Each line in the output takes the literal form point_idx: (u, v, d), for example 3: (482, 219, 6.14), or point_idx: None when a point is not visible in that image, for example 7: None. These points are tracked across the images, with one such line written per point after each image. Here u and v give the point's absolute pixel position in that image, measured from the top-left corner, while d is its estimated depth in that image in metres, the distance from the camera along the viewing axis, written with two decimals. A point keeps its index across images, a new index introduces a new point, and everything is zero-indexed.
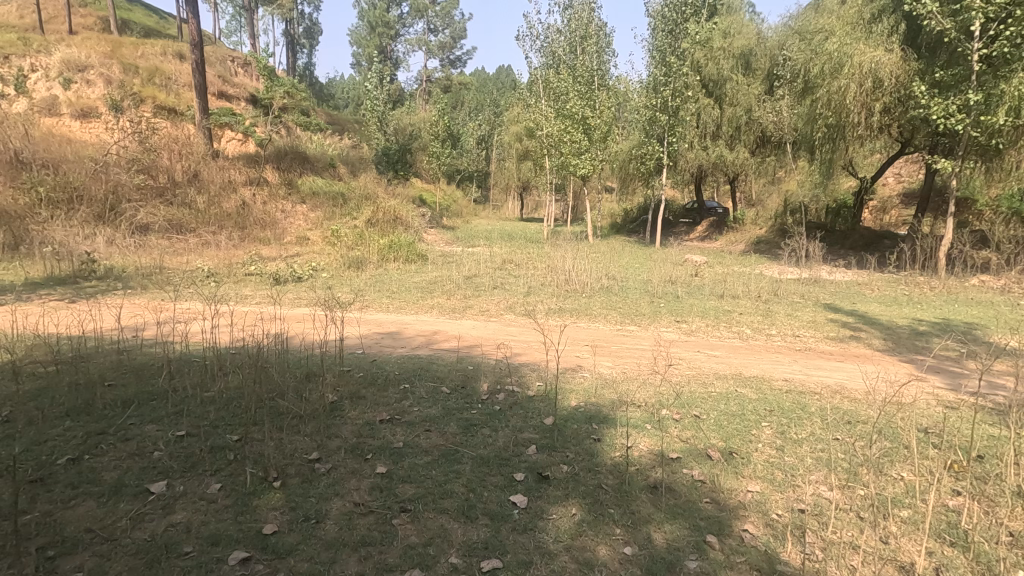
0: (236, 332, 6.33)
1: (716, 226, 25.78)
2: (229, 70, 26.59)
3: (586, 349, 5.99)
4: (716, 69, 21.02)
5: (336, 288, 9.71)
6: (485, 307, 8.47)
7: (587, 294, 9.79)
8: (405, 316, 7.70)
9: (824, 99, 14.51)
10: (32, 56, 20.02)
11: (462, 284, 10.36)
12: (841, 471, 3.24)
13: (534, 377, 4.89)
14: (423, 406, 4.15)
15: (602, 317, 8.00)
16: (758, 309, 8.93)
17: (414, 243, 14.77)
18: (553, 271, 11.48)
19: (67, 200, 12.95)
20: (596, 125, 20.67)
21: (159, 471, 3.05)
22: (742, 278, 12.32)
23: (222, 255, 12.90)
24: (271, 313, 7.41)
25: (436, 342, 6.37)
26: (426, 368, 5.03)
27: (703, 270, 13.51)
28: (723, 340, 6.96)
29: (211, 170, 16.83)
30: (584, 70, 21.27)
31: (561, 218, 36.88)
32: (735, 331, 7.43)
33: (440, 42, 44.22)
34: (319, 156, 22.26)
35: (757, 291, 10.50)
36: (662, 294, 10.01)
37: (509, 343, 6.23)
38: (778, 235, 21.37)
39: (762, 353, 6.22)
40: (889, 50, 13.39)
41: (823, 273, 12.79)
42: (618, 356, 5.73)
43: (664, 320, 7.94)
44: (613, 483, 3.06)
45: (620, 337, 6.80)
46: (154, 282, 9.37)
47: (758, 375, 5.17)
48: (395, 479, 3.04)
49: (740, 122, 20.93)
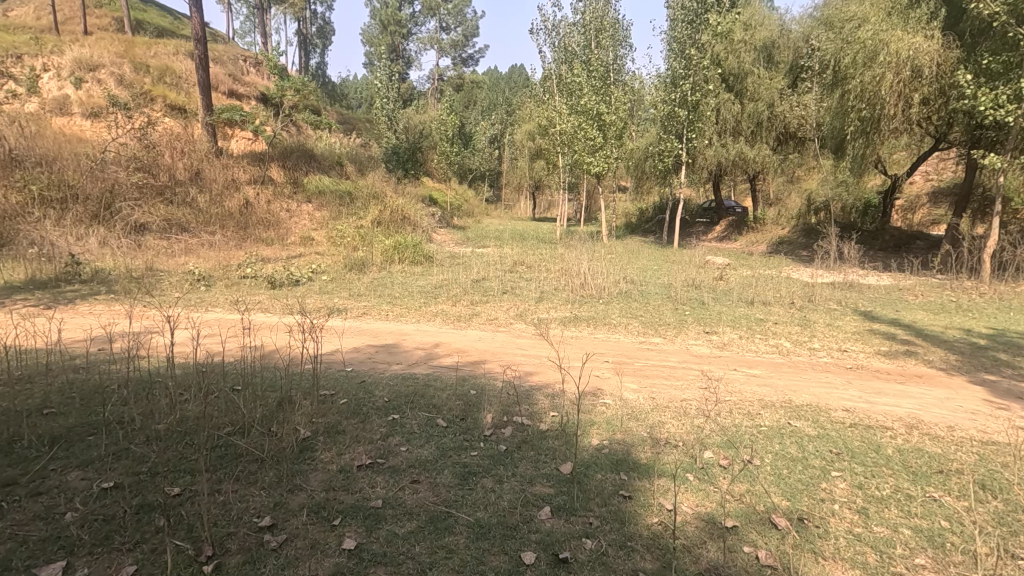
0: (208, 347, 5.73)
1: (735, 225, 24.87)
2: (239, 69, 26.12)
3: (607, 369, 5.28)
4: (737, 62, 20.17)
5: (335, 292, 9.06)
6: (494, 315, 7.79)
7: (605, 300, 9.06)
8: (405, 325, 7.04)
9: (856, 91, 13.58)
10: (42, 55, 19.57)
11: (470, 288, 9.65)
12: (954, 553, 2.48)
13: (547, 405, 4.15)
14: (413, 445, 3.43)
15: (622, 327, 7.27)
16: (793, 318, 8.12)
17: (422, 243, 14.13)
18: (568, 275, 10.77)
19: (61, 199, 12.45)
20: (611, 121, 19.83)
21: (60, 545, 2.37)
22: (770, 282, 11.49)
23: (221, 256, 12.35)
24: (250, 324, 6.80)
25: (436, 357, 5.66)
26: (422, 392, 4.31)
27: (728, 273, 12.67)
28: (756, 354, 6.20)
29: (215, 169, 16.34)
30: (598, 64, 20.48)
31: (574, 217, 36.08)
32: (768, 344, 6.65)
33: (452, 40, 43.52)
34: (327, 154, 21.68)
35: (790, 297, 9.69)
36: (685, 300, 9.24)
37: (519, 360, 5.51)
38: (801, 236, 20.44)
39: (808, 374, 5.42)
40: (930, 36, 12.37)
41: (864, 278, 11.98)
42: (644, 378, 5.03)
43: (691, 331, 7.17)
44: (652, 569, 2.34)
45: (640, 351, 6.09)
46: (142, 287, 8.75)
47: (809, 402, 4.42)
48: (365, 561, 2.34)
49: (762, 118, 20.04)
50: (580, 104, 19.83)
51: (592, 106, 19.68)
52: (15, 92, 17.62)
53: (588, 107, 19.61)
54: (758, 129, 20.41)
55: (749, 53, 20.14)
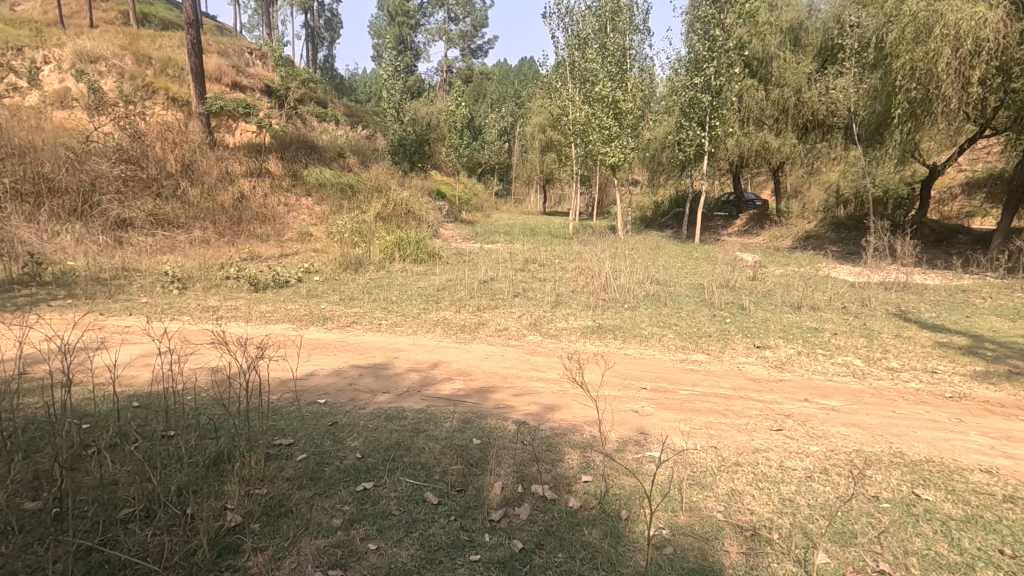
0: (154, 370, 4.69)
1: (758, 218, 23.62)
2: (243, 60, 25.12)
3: (646, 401, 4.21)
4: (762, 45, 19.07)
5: (324, 296, 8.04)
6: (503, 324, 6.67)
7: (630, 304, 7.95)
8: (400, 338, 5.97)
9: (903, 70, 12.35)
10: (42, 47, 18.63)
11: (477, 290, 8.61)
12: None
13: (577, 466, 3.08)
14: (389, 539, 2.40)
15: (657, 340, 6.14)
16: (853, 327, 6.98)
17: (426, 239, 13.10)
18: (587, 275, 9.63)
19: (35, 192, 11.52)
20: (628, 110, 18.56)
21: None
22: (813, 282, 10.31)
23: (208, 254, 11.39)
24: (214, 339, 5.79)
25: (433, 383, 4.58)
26: (406, 441, 3.25)
27: (763, 272, 11.49)
28: (823, 376, 5.07)
29: (208, 160, 15.37)
30: (614, 48, 19.22)
31: (587, 211, 34.83)
32: (829, 361, 5.54)
33: (461, 31, 42.26)
34: (328, 146, 20.66)
35: (838, 301, 8.51)
36: (722, 305, 8.11)
37: (537, 389, 4.44)
38: (831, 230, 19.11)
39: (903, 408, 4.27)
40: (993, 6, 11.06)
41: (914, 276, 10.71)
42: (697, 418, 3.97)
43: (739, 345, 6.04)
44: None
45: (677, 372, 5.02)
46: (107, 291, 7.76)
47: (925, 455, 3.32)
48: None
49: (788, 105, 18.82)
50: (595, 92, 18.60)
51: (608, 93, 18.39)
52: (13, 85, 16.86)
53: (603, 95, 18.37)
54: (784, 116, 19.21)
55: (775, 37, 19.05)
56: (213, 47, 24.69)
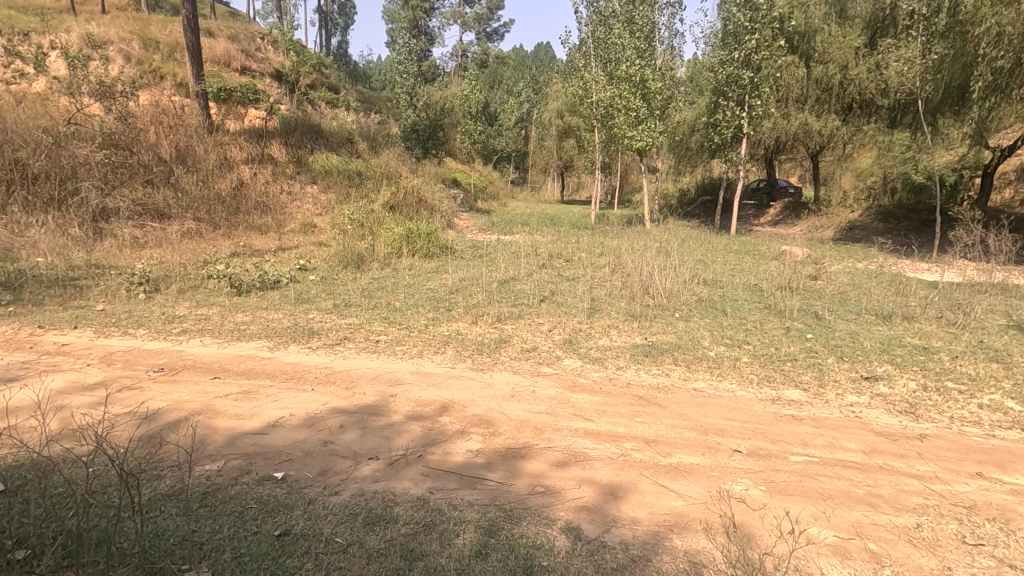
0: (69, 417, 3.46)
1: (794, 206, 21.94)
2: (253, 44, 23.83)
3: (750, 480, 2.90)
4: (805, 18, 17.35)
5: (316, 301, 6.79)
6: (531, 343, 5.32)
7: (682, 313, 6.55)
8: (399, 363, 4.65)
9: (985, 37, 10.65)
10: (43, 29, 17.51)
11: (497, 294, 7.28)
12: None
13: None
14: None
15: (728, 367, 4.73)
16: (973, 348, 5.50)
17: (439, 232, 11.77)
18: (624, 275, 8.22)
19: (9, 179, 10.39)
20: (657, 90, 16.91)
21: None
22: (887, 283, 8.79)
23: (196, 249, 10.22)
24: (168, 363, 4.55)
25: (446, 443, 3.27)
26: None
27: (823, 268, 9.96)
28: (981, 431, 3.62)
29: (206, 145, 14.17)
30: (643, 21, 17.52)
31: (606, 199, 33.16)
32: (973, 404, 4.08)
33: (476, 13, 40.43)
34: (337, 131, 19.34)
35: (932, 308, 7.04)
36: (797, 314, 6.67)
37: (587, 455, 3.12)
38: (878, 219, 17.47)
39: None
40: None
41: (1004, 275, 9.14)
42: (835, 512, 2.63)
43: (839, 375, 4.61)
44: None
45: (772, 422, 3.65)
46: (61, 298, 6.54)
47: None
48: None
49: (833, 84, 17.01)
50: (620, 70, 16.94)
51: (636, 72, 16.75)
52: (17, 71, 15.85)
53: (630, 73, 16.72)
54: (826, 96, 17.31)
55: (819, 8, 17.36)
56: (224, 32, 23.48)
